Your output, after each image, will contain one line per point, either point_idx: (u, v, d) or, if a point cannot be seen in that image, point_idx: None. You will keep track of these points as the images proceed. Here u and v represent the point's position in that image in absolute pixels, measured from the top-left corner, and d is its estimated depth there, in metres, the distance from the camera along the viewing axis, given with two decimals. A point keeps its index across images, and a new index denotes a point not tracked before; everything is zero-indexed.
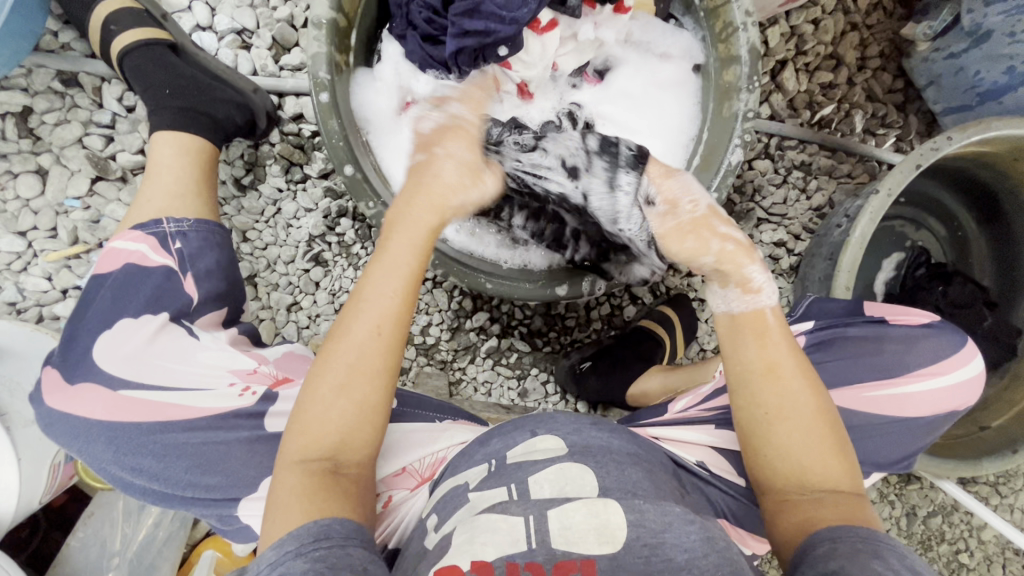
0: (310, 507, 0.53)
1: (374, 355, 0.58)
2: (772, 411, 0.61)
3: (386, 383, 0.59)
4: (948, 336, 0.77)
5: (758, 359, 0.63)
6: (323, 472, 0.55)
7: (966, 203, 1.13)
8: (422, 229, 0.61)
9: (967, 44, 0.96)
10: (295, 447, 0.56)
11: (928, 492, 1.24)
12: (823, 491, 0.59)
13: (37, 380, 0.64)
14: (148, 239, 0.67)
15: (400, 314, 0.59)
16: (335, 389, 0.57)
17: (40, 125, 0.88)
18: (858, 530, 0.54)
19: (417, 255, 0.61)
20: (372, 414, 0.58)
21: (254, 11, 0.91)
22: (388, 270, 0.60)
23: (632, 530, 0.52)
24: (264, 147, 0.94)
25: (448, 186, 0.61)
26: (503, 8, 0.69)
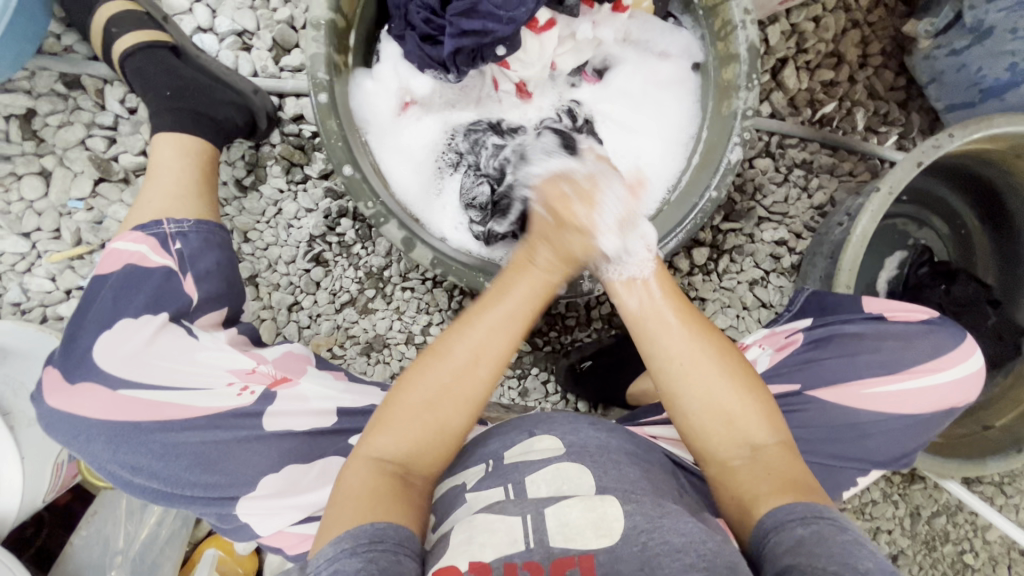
0: (371, 505, 0.54)
1: (467, 387, 0.60)
2: (677, 375, 0.64)
3: (468, 411, 0.61)
4: (948, 333, 0.76)
5: (660, 323, 0.65)
6: (393, 476, 0.57)
7: (968, 201, 1.12)
8: (542, 282, 0.64)
9: (969, 41, 0.96)
10: (374, 446, 0.59)
11: (932, 492, 1.23)
12: (758, 457, 0.61)
13: (39, 380, 0.65)
14: (149, 239, 0.67)
15: (503, 356, 0.62)
16: (423, 403, 0.59)
17: (43, 127, 0.89)
18: (799, 509, 0.54)
19: (527, 300, 0.63)
20: (450, 439, 0.60)
21: (254, 13, 0.91)
22: (506, 309, 0.63)
23: (628, 519, 0.53)
24: (265, 148, 0.95)
25: (570, 248, 0.63)
26: (500, 7, 0.69)
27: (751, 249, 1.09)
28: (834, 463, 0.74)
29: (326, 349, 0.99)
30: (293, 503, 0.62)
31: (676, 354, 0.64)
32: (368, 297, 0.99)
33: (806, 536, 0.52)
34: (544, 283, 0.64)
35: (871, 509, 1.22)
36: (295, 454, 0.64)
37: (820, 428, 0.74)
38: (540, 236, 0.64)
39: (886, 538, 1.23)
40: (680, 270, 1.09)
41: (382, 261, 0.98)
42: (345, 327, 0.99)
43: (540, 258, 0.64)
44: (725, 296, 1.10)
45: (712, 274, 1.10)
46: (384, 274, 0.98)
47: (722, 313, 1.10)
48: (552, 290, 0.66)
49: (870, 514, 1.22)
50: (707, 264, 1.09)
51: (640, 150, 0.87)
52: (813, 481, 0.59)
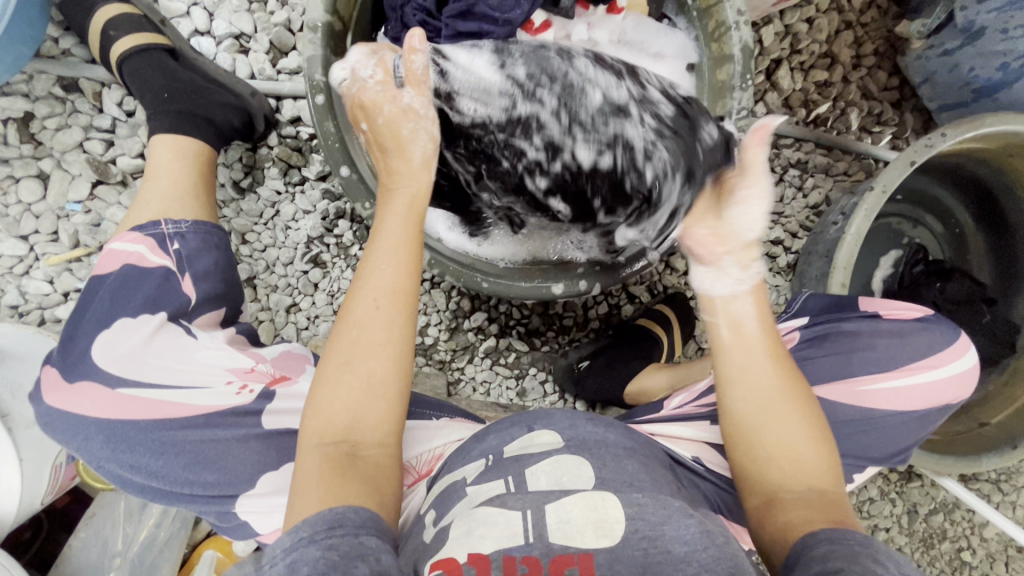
0: (323, 490, 0.53)
1: (379, 331, 0.60)
2: (747, 404, 0.62)
3: (390, 356, 0.59)
4: (942, 330, 0.77)
5: (731, 343, 0.65)
6: (340, 454, 0.56)
7: (962, 200, 1.13)
8: (411, 211, 0.65)
9: (960, 41, 0.97)
10: (313, 430, 0.57)
11: (929, 490, 1.23)
12: (799, 491, 0.58)
13: (36, 380, 0.65)
14: (147, 240, 0.67)
15: (404, 289, 0.61)
16: (342, 363, 0.59)
17: (41, 130, 0.89)
18: (851, 531, 0.52)
19: (400, 224, 0.63)
20: (382, 392, 0.59)
21: (251, 15, 0.91)
22: (383, 253, 0.63)
23: (629, 523, 0.53)
24: (262, 150, 0.95)
25: (413, 175, 0.65)
26: (496, 9, 0.70)
27: None
28: None
29: (324, 350, 0.99)
30: None
31: (742, 377, 0.63)
32: None
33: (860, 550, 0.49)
34: (414, 201, 0.65)
35: (868, 507, 1.23)
36: (293, 453, 0.65)
37: None
38: (399, 168, 0.65)
39: (883, 536, 1.23)
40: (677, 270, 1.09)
41: None
42: None
43: (397, 179, 0.65)
44: None
45: None
46: None
47: None
48: (420, 209, 0.66)
49: (868, 512, 1.23)
50: None
51: None
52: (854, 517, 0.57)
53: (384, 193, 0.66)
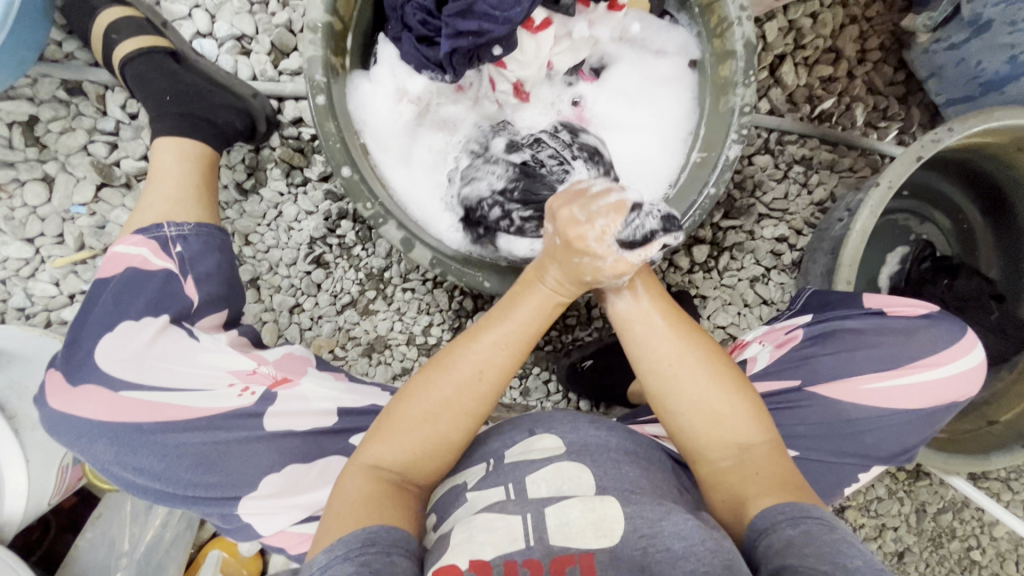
0: (363, 513, 0.54)
1: (466, 399, 0.61)
2: (664, 376, 0.64)
3: (468, 426, 0.61)
4: (949, 328, 0.76)
5: (649, 330, 0.65)
6: (388, 481, 0.59)
7: (971, 196, 1.11)
8: (553, 299, 0.65)
9: (967, 35, 0.95)
10: (370, 455, 0.60)
11: (937, 488, 1.22)
12: (747, 458, 0.61)
13: (41, 383, 0.65)
14: (150, 243, 0.68)
15: (505, 370, 0.63)
16: (421, 416, 0.60)
17: (45, 133, 0.89)
18: (790, 508, 0.55)
19: (538, 324, 0.64)
20: (447, 449, 0.61)
21: (252, 17, 0.91)
22: (509, 328, 0.63)
23: (628, 522, 0.53)
24: (264, 151, 0.95)
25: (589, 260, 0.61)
26: (496, 7, 0.70)
27: (752, 246, 1.09)
28: (834, 458, 0.74)
29: (328, 351, 1.00)
30: (294, 501, 0.63)
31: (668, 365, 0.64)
32: (369, 298, 1.00)
33: (814, 527, 0.52)
34: (555, 300, 0.65)
35: (876, 505, 1.22)
36: (296, 454, 0.65)
37: (819, 423, 0.74)
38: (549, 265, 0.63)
39: (891, 535, 1.22)
40: (680, 268, 1.09)
41: (383, 262, 0.98)
42: (347, 328, 1.00)
43: (549, 278, 0.63)
44: (726, 293, 1.10)
45: (713, 272, 1.10)
46: (385, 275, 0.99)
47: (724, 311, 1.09)
48: (559, 308, 0.66)
49: (876, 511, 1.22)
50: (708, 261, 1.09)
51: (638, 148, 0.87)
52: (797, 476, 0.60)
53: (530, 281, 0.65)
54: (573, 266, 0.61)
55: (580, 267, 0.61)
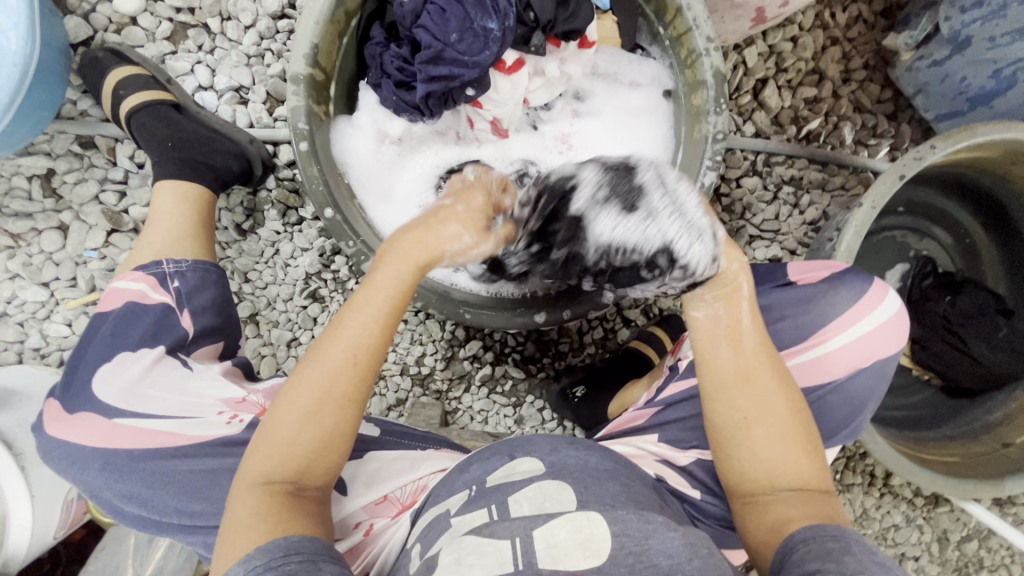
0: (269, 527, 0.53)
1: (346, 382, 0.57)
2: (744, 416, 0.63)
3: (351, 413, 0.58)
4: (853, 286, 0.73)
5: (729, 367, 0.64)
6: (283, 494, 0.55)
7: (971, 210, 1.10)
8: (410, 264, 0.59)
9: (948, 51, 0.95)
10: (254, 470, 0.56)
11: (959, 515, 1.16)
12: (800, 496, 0.61)
13: (41, 410, 0.66)
14: (148, 278, 0.70)
15: (378, 344, 0.58)
16: (302, 413, 0.56)
17: (62, 184, 0.96)
18: (831, 529, 0.56)
19: (391, 286, 0.59)
20: (329, 447, 0.57)
21: (250, 69, 0.97)
22: (367, 301, 0.58)
23: (616, 541, 0.53)
24: (261, 193, 1.00)
25: (448, 237, 0.60)
26: (464, 53, 0.72)
27: None
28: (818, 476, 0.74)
29: None
30: None
31: (739, 404, 0.63)
32: None
33: (837, 548, 0.53)
34: (416, 266, 0.59)
35: (893, 534, 1.16)
36: None
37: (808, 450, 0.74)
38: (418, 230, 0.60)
39: (912, 565, 1.17)
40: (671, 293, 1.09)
41: None
42: None
43: (399, 247, 0.59)
44: None
45: None
46: None
47: None
48: (428, 261, 0.60)
49: (893, 540, 1.16)
50: None
51: None
52: (844, 518, 0.60)
53: (386, 244, 0.60)
54: (406, 252, 0.59)
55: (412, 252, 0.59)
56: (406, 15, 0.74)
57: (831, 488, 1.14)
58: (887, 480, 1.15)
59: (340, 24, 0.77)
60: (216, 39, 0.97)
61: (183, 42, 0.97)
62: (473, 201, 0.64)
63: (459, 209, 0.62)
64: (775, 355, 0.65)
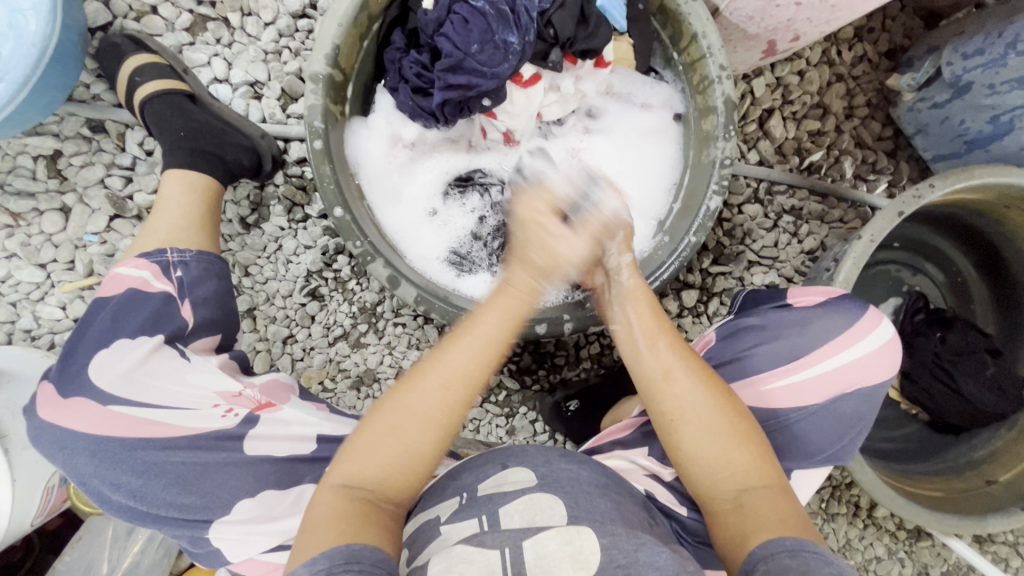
0: (343, 530, 0.53)
1: (434, 408, 0.60)
2: (668, 420, 0.65)
3: (436, 436, 0.60)
4: (845, 312, 0.74)
5: (655, 367, 0.67)
6: (360, 501, 0.57)
7: (964, 250, 1.12)
8: (520, 301, 0.65)
9: (949, 95, 0.98)
10: (341, 472, 0.59)
11: (940, 550, 1.17)
12: (749, 502, 0.61)
13: (33, 394, 0.65)
14: (151, 266, 0.69)
15: (474, 378, 0.61)
16: (390, 427, 0.59)
17: (67, 166, 0.95)
18: (787, 542, 0.55)
19: (498, 325, 0.63)
20: (415, 464, 0.60)
21: (266, 65, 0.98)
22: (470, 340, 0.62)
23: (605, 554, 0.53)
24: (268, 188, 1.00)
25: (567, 245, 0.65)
26: (484, 64, 0.73)
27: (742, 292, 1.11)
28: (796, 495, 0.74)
29: (317, 382, 1.02)
30: (264, 529, 0.61)
31: (672, 406, 0.65)
32: (361, 331, 1.03)
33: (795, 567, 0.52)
34: (519, 307, 0.64)
35: (874, 566, 1.17)
36: (273, 478, 0.63)
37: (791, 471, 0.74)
38: (531, 238, 0.65)
39: None
40: (669, 312, 1.10)
41: (376, 297, 1.02)
42: (338, 360, 1.03)
43: (517, 280, 0.65)
44: None
45: (703, 317, 1.11)
46: (377, 309, 1.02)
47: None
48: (524, 310, 0.65)
49: (874, 572, 1.17)
50: (698, 306, 1.10)
51: None
52: (804, 521, 0.59)
53: (500, 285, 0.66)
54: (533, 262, 0.65)
55: (538, 260, 0.65)
56: (429, 22, 0.75)
57: (816, 516, 1.14)
58: (871, 512, 1.16)
59: (362, 28, 0.78)
60: (235, 33, 0.98)
61: (201, 34, 0.98)
62: (533, 205, 0.66)
63: (549, 227, 0.65)
64: (691, 351, 0.68)
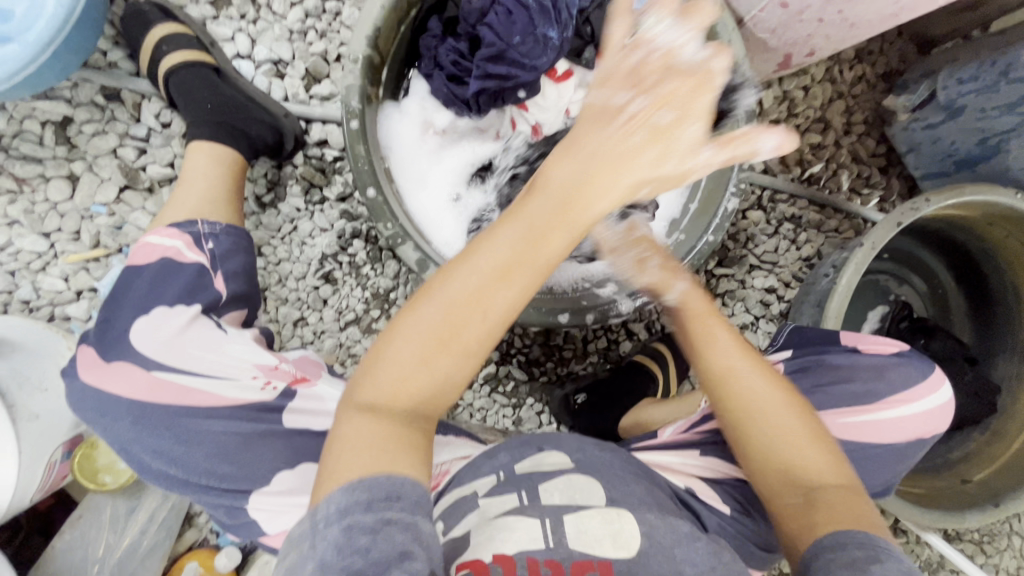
0: (376, 454, 0.49)
1: (469, 330, 0.52)
2: (740, 416, 0.67)
3: (471, 364, 0.53)
4: (918, 365, 0.78)
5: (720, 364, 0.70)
6: (384, 420, 0.51)
7: (947, 264, 1.19)
8: (568, 206, 0.54)
9: (943, 117, 1.05)
10: (362, 393, 0.52)
11: (914, 547, 1.23)
12: (816, 501, 0.60)
13: (73, 356, 0.64)
14: (184, 236, 0.68)
15: (517, 301, 0.53)
16: (415, 349, 0.51)
17: (78, 134, 0.93)
18: (857, 536, 0.54)
19: (549, 220, 0.53)
20: (446, 390, 0.53)
21: (291, 44, 0.98)
22: (513, 247, 0.53)
23: (645, 539, 0.55)
24: (287, 168, 0.99)
25: (629, 147, 0.55)
26: (525, 56, 0.75)
27: (743, 294, 1.16)
28: None
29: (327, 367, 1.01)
30: (301, 501, 0.60)
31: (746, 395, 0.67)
32: (373, 317, 1.01)
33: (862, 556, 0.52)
34: (572, 207, 0.54)
35: None
36: (310, 452, 0.63)
37: None
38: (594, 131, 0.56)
39: None
40: None
41: (390, 283, 1.01)
42: (348, 345, 1.01)
43: (558, 176, 0.55)
44: None
45: None
46: (390, 296, 1.01)
47: None
48: (580, 217, 0.54)
49: None
50: None
51: None
52: (878, 521, 0.58)
53: (537, 182, 0.56)
54: (602, 148, 0.55)
55: (612, 144, 0.55)
56: (473, 11, 0.78)
57: None
58: None
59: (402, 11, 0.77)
60: (260, 10, 0.97)
61: (225, 8, 0.97)
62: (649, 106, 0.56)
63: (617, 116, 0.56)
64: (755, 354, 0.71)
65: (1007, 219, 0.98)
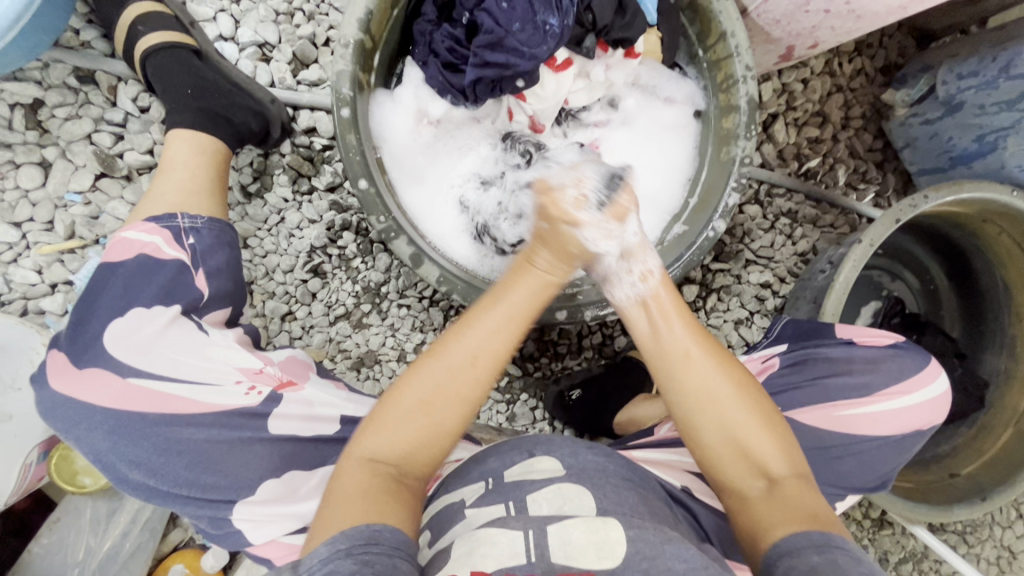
0: (366, 508, 0.52)
1: (460, 383, 0.60)
2: (693, 397, 0.64)
3: (461, 411, 0.60)
4: (913, 357, 0.79)
5: (674, 345, 0.65)
6: (388, 477, 0.56)
7: (939, 260, 1.19)
8: (542, 285, 0.65)
9: (941, 112, 1.04)
10: (365, 447, 0.57)
11: (899, 538, 1.25)
12: (777, 491, 0.60)
13: (42, 362, 0.61)
14: (163, 232, 0.64)
15: (503, 354, 0.62)
16: (416, 403, 0.58)
17: (49, 118, 0.88)
18: (815, 536, 0.53)
19: (524, 301, 0.63)
20: (440, 437, 0.59)
21: (277, 27, 0.93)
22: (496, 313, 0.62)
23: (631, 545, 0.52)
24: (273, 157, 0.95)
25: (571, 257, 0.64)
26: (524, 44, 0.72)
27: (738, 290, 1.15)
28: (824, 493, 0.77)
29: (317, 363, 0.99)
30: (289, 510, 0.59)
31: (705, 420, 0.63)
32: (363, 312, 0.99)
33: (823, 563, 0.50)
34: (546, 283, 0.65)
35: None
36: (297, 458, 0.61)
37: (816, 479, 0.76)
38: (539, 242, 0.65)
39: None
40: None
41: (381, 276, 0.98)
42: (338, 340, 0.99)
43: (539, 259, 0.65)
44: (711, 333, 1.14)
45: (700, 312, 1.15)
46: (382, 289, 0.98)
47: None
48: (552, 291, 0.66)
49: None
50: (696, 301, 1.14)
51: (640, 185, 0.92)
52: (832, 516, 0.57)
53: (523, 263, 0.65)
54: (559, 243, 0.63)
55: (564, 244, 0.63)
56: None
57: None
58: None
59: None
60: None
61: None
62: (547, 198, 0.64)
63: (544, 228, 0.64)
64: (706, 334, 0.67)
65: (1001, 216, 0.98)
